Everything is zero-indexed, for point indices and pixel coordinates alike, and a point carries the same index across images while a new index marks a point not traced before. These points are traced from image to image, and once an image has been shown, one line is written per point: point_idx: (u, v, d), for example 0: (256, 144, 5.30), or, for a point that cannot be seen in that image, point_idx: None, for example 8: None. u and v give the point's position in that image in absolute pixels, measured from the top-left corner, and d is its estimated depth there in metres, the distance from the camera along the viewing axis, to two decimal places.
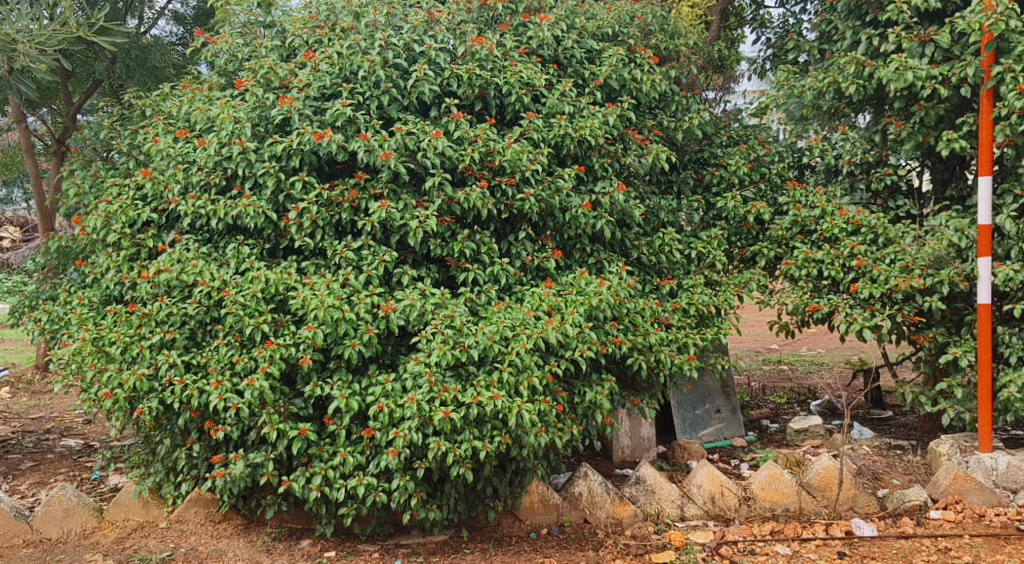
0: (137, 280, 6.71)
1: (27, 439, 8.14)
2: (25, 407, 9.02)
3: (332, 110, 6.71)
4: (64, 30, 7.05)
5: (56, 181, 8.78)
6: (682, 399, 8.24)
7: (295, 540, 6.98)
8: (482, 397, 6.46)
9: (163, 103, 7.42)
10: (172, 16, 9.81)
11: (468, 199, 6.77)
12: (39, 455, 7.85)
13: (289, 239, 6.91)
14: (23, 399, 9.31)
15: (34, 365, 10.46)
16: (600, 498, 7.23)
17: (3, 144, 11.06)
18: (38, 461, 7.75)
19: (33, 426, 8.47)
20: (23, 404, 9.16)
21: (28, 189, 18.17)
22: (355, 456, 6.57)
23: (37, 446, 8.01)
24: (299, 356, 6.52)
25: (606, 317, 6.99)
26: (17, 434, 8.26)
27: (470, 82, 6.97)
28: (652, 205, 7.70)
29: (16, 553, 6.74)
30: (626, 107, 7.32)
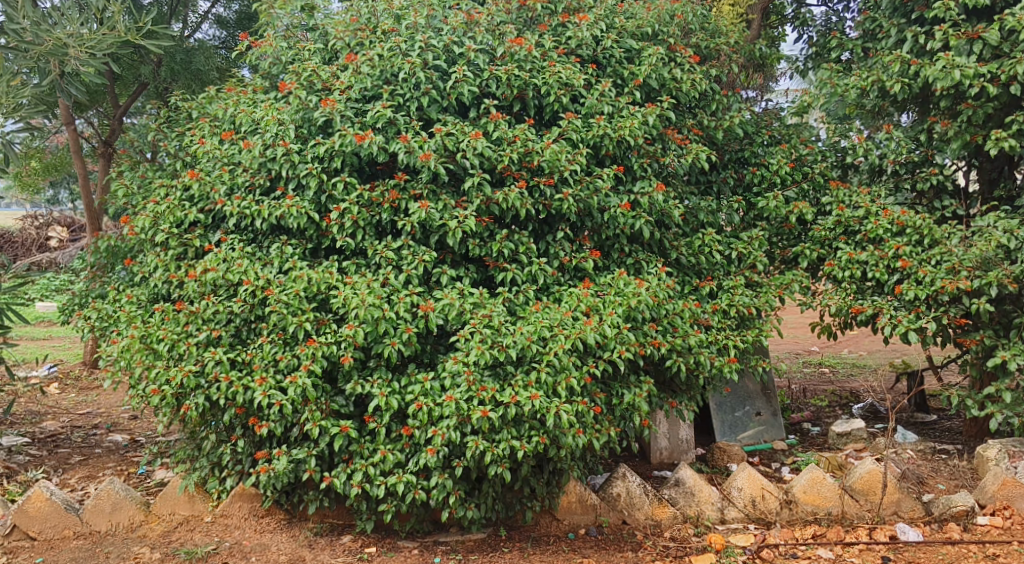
0: (185, 279, 6.86)
1: (76, 434, 8.26)
2: (74, 402, 9.20)
3: (374, 112, 6.79)
4: (113, 34, 6.94)
5: (106, 182, 8.99)
6: (722, 401, 8.18)
7: (336, 536, 7.07)
8: (520, 397, 6.54)
9: (209, 105, 7.47)
10: (216, 21, 9.98)
11: (507, 199, 6.81)
12: (88, 449, 7.96)
13: (331, 239, 6.98)
14: (72, 394, 9.49)
15: (83, 361, 10.64)
16: (638, 500, 7.28)
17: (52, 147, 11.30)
18: (87, 455, 7.86)
19: (82, 421, 8.60)
20: (71, 400, 9.31)
21: (77, 192, 18.42)
22: (394, 454, 6.66)
23: (86, 441, 8.11)
24: (340, 354, 6.63)
25: (645, 318, 7.02)
26: (66, 428, 8.39)
27: (509, 82, 7.02)
28: (692, 205, 7.63)
29: (67, 544, 6.88)
30: (666, 107, 7.30)
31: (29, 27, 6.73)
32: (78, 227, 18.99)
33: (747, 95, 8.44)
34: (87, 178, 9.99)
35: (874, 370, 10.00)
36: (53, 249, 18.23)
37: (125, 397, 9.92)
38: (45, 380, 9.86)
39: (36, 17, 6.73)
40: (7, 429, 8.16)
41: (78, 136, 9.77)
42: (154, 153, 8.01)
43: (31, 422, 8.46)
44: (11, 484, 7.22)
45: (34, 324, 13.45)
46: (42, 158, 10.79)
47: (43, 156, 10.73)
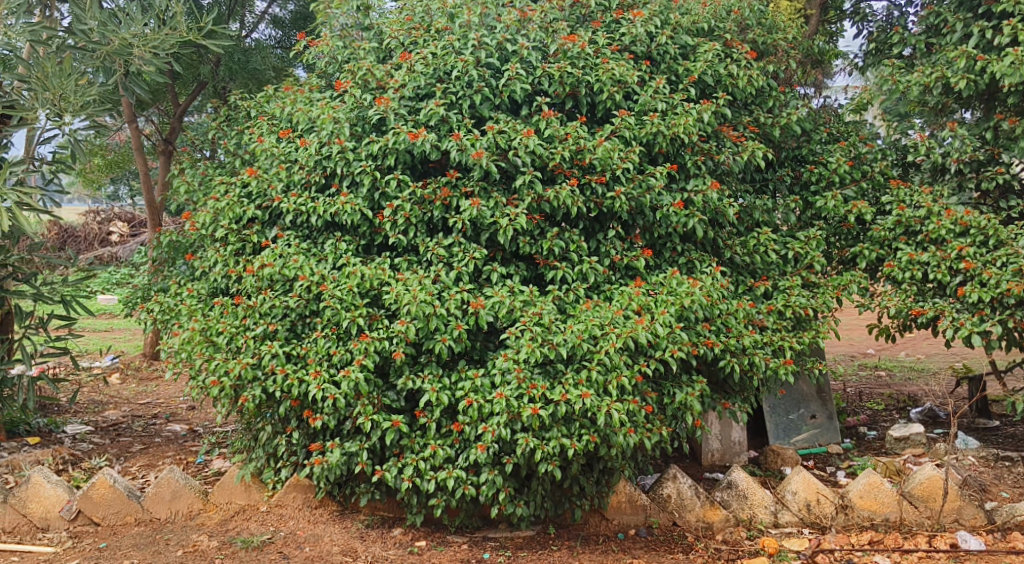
0: (243, 273, 6.93)
1: (136, 423, 8.48)
2: (134, 393, 9.45)
3: (427, 110, 6.86)
4: (176, 34, 7.04)
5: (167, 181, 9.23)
6: (776, 404, 8.03)
7: (386, 529, 7.12)
8: (570, 395, 6.60)
9: (267, 104, 7.54)
10: (272, 21, 10.14)
11: (558, 197, 6.86)
12: (148, 438, 8.14)
13: (384, 236, 7.04)
14: (132, 385, 9.74)
15: (142, 352, 10.91)
16: (689, 502, 7.25)
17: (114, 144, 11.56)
18: (147, 444, 8.04)
19: (142, 411, 8.83)
20: (132, 390, 9.55)
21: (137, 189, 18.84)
22: (445, 449, 6.74)
23: (146, 430, 8.31)
24: (392, 350, 6.72)
25: (698, 318, 7.01)
26: (127, 418, 8.61)
27: (561, 80, 7.06)
28: (747, 204, 7.53)
29: (128, 530, 6.99)
30: (721, 104, 7.25)
31: (96, 28, 6.92)
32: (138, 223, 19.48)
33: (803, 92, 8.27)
34: (147, 175, 10.22)
35: (934, 373, 9.67)
36: (113, 242, 18.50)
37: (184, 387, 10.15)
38: (107, 370, 10.11)
39: (102, 17, 6.91)
40: (72, 417, 8.39)
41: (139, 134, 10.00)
42: (212, 151, 8.16)
43: (94, 411, 8.68)
44: (76, 471, 7.38)
45: (97, 316, 13.83)
46: (103, 155, 11.01)
47: (106, 152, 10.98)
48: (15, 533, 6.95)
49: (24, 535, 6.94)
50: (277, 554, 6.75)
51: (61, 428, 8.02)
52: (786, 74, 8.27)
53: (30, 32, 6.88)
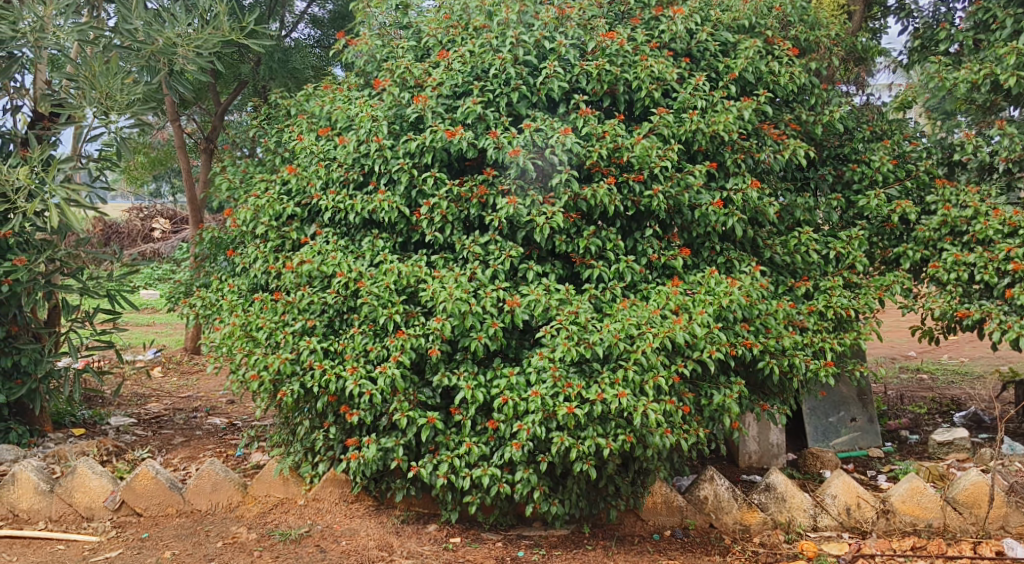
0: (282, 270, 6.97)
1: (178, 416, 8.63)
2: (175, 386, 9.63)
3: (464, 109, 6.87)
4: (218, 34, 7.17)
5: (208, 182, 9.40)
6: (816, 406, 7.92)
7: (422, 525, 7.16)
8: (606, 394, 6.59)
9: (307, 103, 7.58)
10: (312, 20, 10.28)
11: (595, 195, 6.84)
12: (189, 431, 8.28)
13: (420, 233, 7.08)
14: (173, 378, 9.94)
15: (183, 346, 11.13)
16: (726, 504, 7.21)
17: (157, 142, 11.77)
18: (188, 437, 8.17)
19: (183, 404, 8.99)
20: (173, 383, 9.74)
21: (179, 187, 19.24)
22: (480, 447, 6.77)
23: (187, 423, 8.45)
24: (428, 347, 6.75)
25: (737, 318, 6.97)
26: (169, 410, 8.77)
27: (599, 78, 7.03)
28: (788, 203, 7.43)
29: (170, 521, 7.10)
30: (762, 101, 7.17)
31: (141, 27, 7.08)
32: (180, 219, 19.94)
33: (846, 89, 8.14)
34: (190, 172, 10.44)
35: (978, 378, 9.46)
36: (156, 239, 19.13)
37: (223, 381, 10.35)
38: (150, 363, 10.34)
39: (148, 17, 7.09)
40: (116, 410, 8.59)
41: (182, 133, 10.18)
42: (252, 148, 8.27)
43: (137, 404, 8.86)
44: (120, 462, 7.52)
45: (139, 311, 14.13)
46: (147, 152, 11.25)
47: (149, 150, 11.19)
48: (62, 521, 7.08)
49: (70, 524, 7.07)
50: (314, 548, 6.83)
51: (106, 420, 8.21)
52: (828, 72, 8.14)
53: (78, 32, 7.01)
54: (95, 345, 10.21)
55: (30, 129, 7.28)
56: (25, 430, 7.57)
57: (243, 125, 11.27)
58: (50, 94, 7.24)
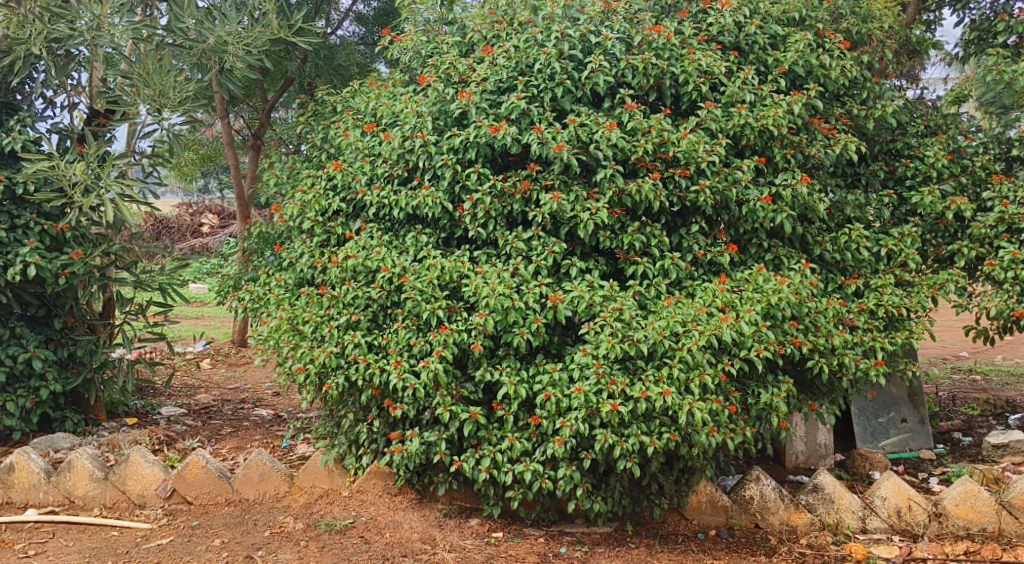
0: (328, 264, 7.03)
1: (226, 407, 8.81)
2: (223, 378, 9.84)
3: (508, 104, 6.86)
4: (267, 31, 7.30)
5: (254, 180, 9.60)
6: (865, 406, 7.80)
7: (464, 518, 7.17)
8: (651, 392, 6.54)
9: (352, 99, 7.65)
10: (356, 18, 10.33)
11: (640, 191, 6.79)
12: (237, 422, 8.44)
13: (464, 229, 7.08)
14: (221, 370, 10.17)
15: (232, 339, 11.37)
16: (773, 504, 7.16)
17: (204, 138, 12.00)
18: (236, 428, 8.32)
19: (230, 396, 9.18)
20: (221, 374, 9.97)
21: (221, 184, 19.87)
22: (522, 443, 6.78)
23: (235, 414, 8.61)
24: (471, 342, 6.76)
25: (785, 316, 6.88)
26: (217, 401, 8.96)
27: (645, 71, 6.96)
28: (839, 199, 7.28)
29: (219, 510, 7.23)
30: (812, 95, 7.04)
31: (193, 26, 7.21)
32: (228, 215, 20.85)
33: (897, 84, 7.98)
34: (237, 169, 10.68)
35: None
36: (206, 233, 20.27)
37: (270, 373, 10.55)
38: (199, 356, 10.59)
39: (199, 16, 7.19)
40: (167, 400, 8.81)
41: (230, 130, 10.38)
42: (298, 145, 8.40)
43: (187, 395, 9.08)
44: (171, 451, 7.69)
45: (188, 304, 14.49)
46: (198, 149, 11.38)
47: (198, 147, 11.40)
48: (115, 509, 7.25)
49: (123, 511, 7.24)
50: (358, 539, 6.89)
51: (158, 411, 8.44)
52: (880, 65, 7.98)
53: (132, 31, 7.20)
54: (147, 337, 10.48)
55: (86, 125, 7.45)
56: (80, 419, 7.79)
57: (290, 122, 11.48)
58: (106, 91, 7.41)
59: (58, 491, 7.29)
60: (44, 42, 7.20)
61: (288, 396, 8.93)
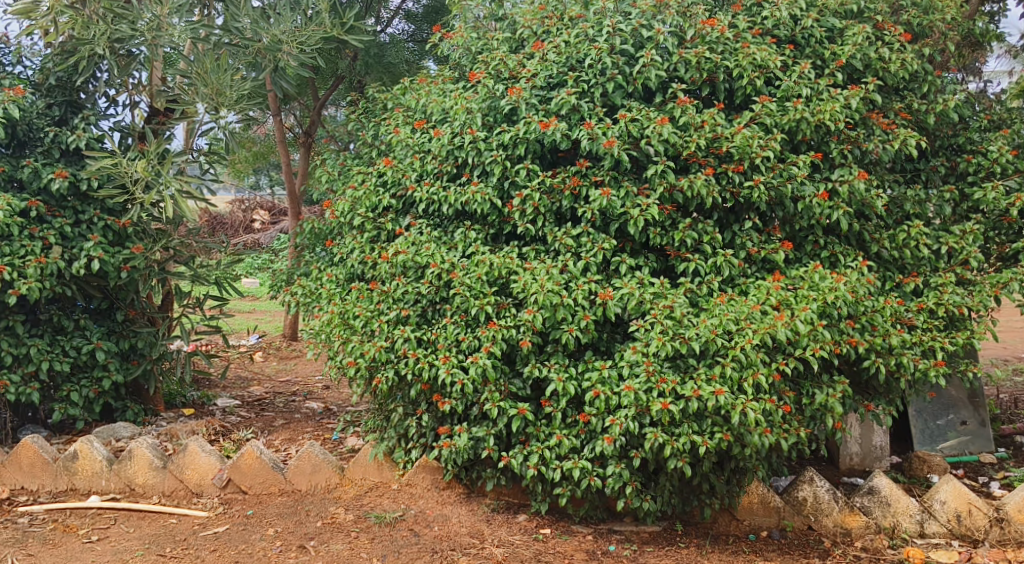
0: (378, 260, 7.08)
1: (278, 400, 9.01)
2: (276, 370, 10.10)
3: (558, 99, 6.81)
4: (322, 30, 7.53)
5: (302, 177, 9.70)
6: (924, 408, 7.71)
7: (512, 514, 7.19)
8: (702, 391, 6.46)
9: (403, 96, 7.70)
10: (405, 15, 10.43)
11: (693, 186, 6.70)
12: (289, 414, 8.60)
13: (512, 225, 7.08)
14: (273, 363, 10.43)
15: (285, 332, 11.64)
16: (827, 505, 7.06)
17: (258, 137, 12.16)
18: (288, 420, 8.48)
19: (283, 388, 9.38)
20: (274, 367, 10.25)
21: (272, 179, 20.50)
22: (570, 439, 6.74)
23: (287, 407, 8.78)
24: (519, 338, 6.75)
25: (841, 315, 6.74)
26: (270, 394, 9.17)
27: (698, 66, 6.86)
28: (897, 196, 7.16)
29: (272, 500, 7.35)
30: (871, 89, 6.88)
31: (249, 25, 7.44)
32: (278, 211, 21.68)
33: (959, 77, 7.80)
34: (288, 167, 10.81)
35: None
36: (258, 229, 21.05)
37: (322, 366, 10.75)
38: (251, 349, 10.85)
39: (254, 15, 7.41)
40: (221, 392, 9.09)
41: (282, 128, 10.51)
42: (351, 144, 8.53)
43: (241, 387, 9.35)
44: (226, 441, 7.87)
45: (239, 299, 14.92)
46: (251, 147, 11.65)
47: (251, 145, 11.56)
48: (173, 497, 7.44)
49: (181, 499, 7.42)
50: (408, 532, 6.93)
51: (214, 402, 8.69)
52: (942, 57, 7.79)
53: (191, 32, 7.37)
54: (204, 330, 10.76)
55: (147, 124, 7.71)
56: (140, 409, 8.02)
57: (340, 120, 11.67)
58: (165, 90, 7.63)
59: (119, 479, 7.49)
60: (108, 43, 7.41)
61: (338, 389, 9.09)
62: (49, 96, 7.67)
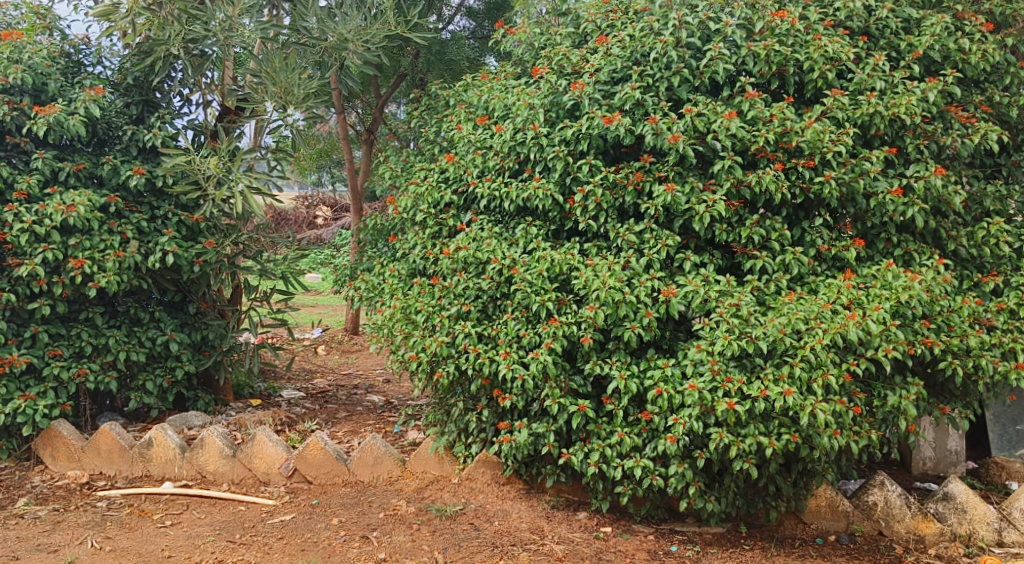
0: (440, 255, 7.11)
1: (341, 392, 9.19)
2: (338, 363, 10.34)
3: (621, 94, 6.70)
4: (385, 28, 7.72)
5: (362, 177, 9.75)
6: (1002, 412, 7.58)
7: (572, 511, 7.15)
8: (770, 392, 6.30)
9: (465, 93, 7.69)
10: (466, 12, 10.43)
11: (761, 182, 6.51)
12: (351, 407, 8.76)
13: (574, 221, 7.00)
14: (336, 356, 10.68)
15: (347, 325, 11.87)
16: (898, 511, 6.86)
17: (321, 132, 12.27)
18: (351, 412, 8.63)
19: (345, 381, 9.57)
20: (336, 360, 10.51)
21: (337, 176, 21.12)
22: (631, 438, 6.62)
23: (349, 399, 8.95)
24: (580, 335, 6.67)
25: (915, 315, 6.52)
26: (332, 386, 9.36)
27: (768, 59, 6.66)
28: (976, 192, 6.97)
29: (336, 490, 7.45)
30: (949, 82, 6.64)
31: (316, 25, 7.66)
32: (341, 207, 22.31)
33: None
34: (352, 163, 10.87)
35: None
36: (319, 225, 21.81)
37: (383, 359, 10.96)
38: (316, 342, 11.09)
39: (321, 15, 7.62)
40: (286, 384, 9.30)
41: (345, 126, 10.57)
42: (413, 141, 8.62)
43: (305, 379, 9.56)
44: (292, 432, 8.04)
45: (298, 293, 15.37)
46: (315, 144, 11.68)
47: (315, 142, 11.67)
48: (242, 485, 7.60)
49: (250, 487, 7.57)
50: (468, 525, 6.94)
51: (279, 394, 8.91)
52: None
53: (261, 31, 7.59)
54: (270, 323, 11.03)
55: (219, 123, 7.94)
56: (211, 399, 8.25)
57: (402, 115, 11.65)
58: (236, 90, 7.92)
59: (191, 466, 7.68)
60: (182, 43, 7.57)
61: (399, 383, 9.24)
62: (127, 95, 7.86)
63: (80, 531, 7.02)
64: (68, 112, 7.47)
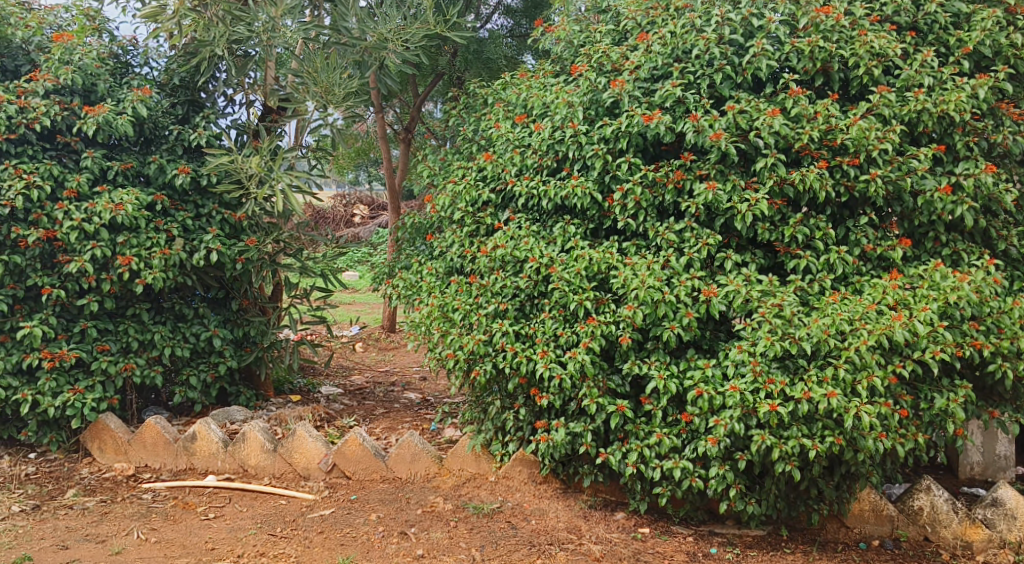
0: (477, 254, 7.09)
1: (378, 389, 9.26)
2: (375, 360, 10.42)
3: (662, 91, 6.61)
4: (425, 27, 7.72)
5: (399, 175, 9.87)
6: None
7: (609, 512, 7.11)
8: (813, 393, 6.18)
9: (503, 91, 7.66)
10: (505, 11, 10.43)
11: (804, 180, 6.38)
12: (388, 404, 8.82)
13: (613, 220, 6.94)
14: (373, 354, 10.76)
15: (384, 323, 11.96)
16: (945, 516, 6.71)
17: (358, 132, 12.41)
18: (388, 409, 8.66)
19: (382, 379, 9.63)
20: (373, 357, 10.59)
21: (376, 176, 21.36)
22: (670, 439, 6.54)
23: (387, 397, 9.01)
24: (619, 334, 6.59)
25: (964, 316, 6.35)
26: (370, 383, 9.43)
27: (812, 55, 6.53)
28: None
29: (375, 486, 7.47)
30: (1001, 78, 6.48)
31: (356, 25, 7.67)
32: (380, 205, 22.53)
33: None
34: (389, 161, 10.98)
35: None
36: (358, 223, 22.04)
37: (420, 357, 11.03)
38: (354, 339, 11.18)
39: (362, 15, 7.65)
40: (324, 380, 9.39)
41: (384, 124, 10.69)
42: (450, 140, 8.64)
43: (343, 375, 9.64)
44: (331, 427, 8.11)
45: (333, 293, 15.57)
46: (354, 143, 11.84)
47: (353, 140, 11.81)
48: (283, 479, 7.65)
49: (290, 482, 7.63)
50: (505, 524, 6.93)
51: (318, 390, 9.00)
52: None
53: (303, 32, 7.66)
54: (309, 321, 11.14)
55: (261, 122, 8.02)
56: (252, 394, 8.36)
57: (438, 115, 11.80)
58: (279, 89, 7.98)
59: (233, 459, 7.76)
60: (227, 44, 7.63)
61: (436, 381, 9.29)
62: (173, 96, 7.99)
63: (126, 522, 7.12)
64: (116, 112, 7.56)
